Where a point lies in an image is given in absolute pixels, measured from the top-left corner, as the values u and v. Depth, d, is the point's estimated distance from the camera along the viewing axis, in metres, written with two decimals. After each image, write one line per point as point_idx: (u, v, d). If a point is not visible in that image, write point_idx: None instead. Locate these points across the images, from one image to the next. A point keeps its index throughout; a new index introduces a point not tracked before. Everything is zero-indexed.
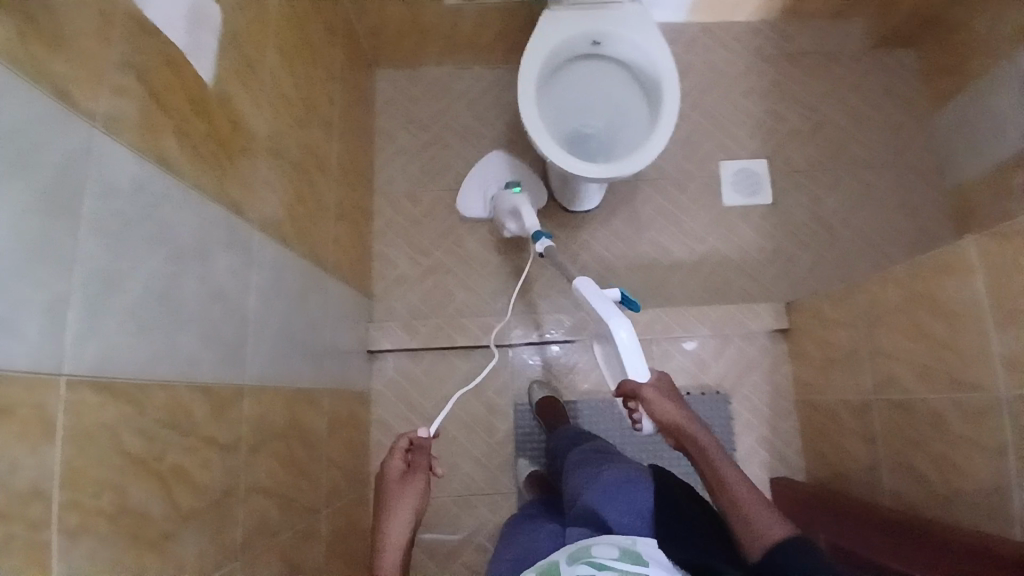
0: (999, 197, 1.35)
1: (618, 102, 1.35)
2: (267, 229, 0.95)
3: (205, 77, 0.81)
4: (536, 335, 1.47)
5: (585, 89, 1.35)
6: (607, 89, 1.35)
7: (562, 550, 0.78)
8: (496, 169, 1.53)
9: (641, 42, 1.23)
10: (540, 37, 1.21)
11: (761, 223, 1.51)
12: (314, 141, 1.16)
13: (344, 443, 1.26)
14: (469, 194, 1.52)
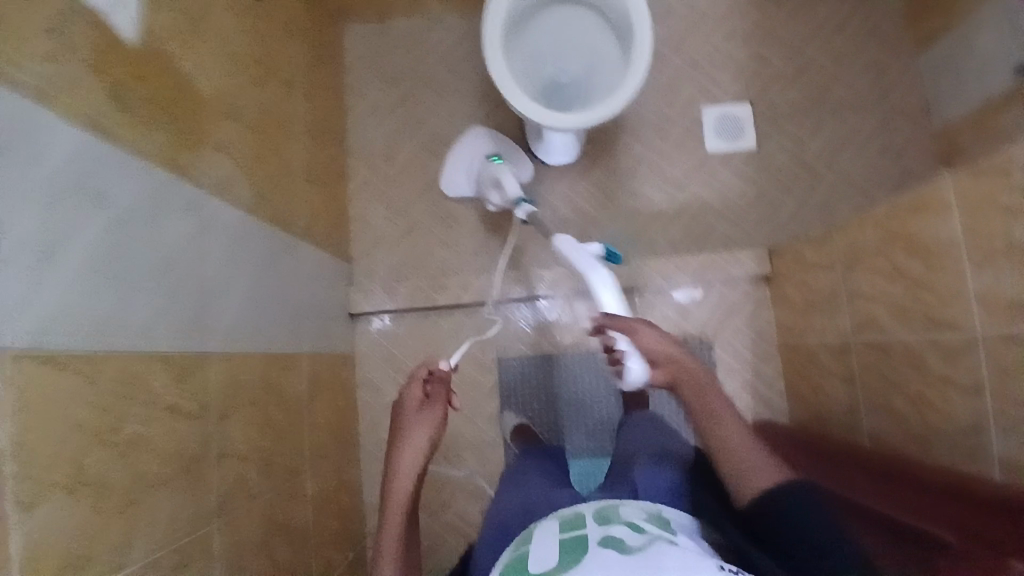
0: (981, 137, 1.35)
1: (593, 47, 1.31)
2: (222, 194, 0.94)
3: (126, 34, 0.75)
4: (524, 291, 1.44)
5: (558, 35, 1.31)
6: (581, 34, 1.30)
7: (590, 508, 0.86)
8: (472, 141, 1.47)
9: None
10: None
11: (743, 171, 1.50)
12: (272, 101, 1.13)
13: (329, 405, 1.25)
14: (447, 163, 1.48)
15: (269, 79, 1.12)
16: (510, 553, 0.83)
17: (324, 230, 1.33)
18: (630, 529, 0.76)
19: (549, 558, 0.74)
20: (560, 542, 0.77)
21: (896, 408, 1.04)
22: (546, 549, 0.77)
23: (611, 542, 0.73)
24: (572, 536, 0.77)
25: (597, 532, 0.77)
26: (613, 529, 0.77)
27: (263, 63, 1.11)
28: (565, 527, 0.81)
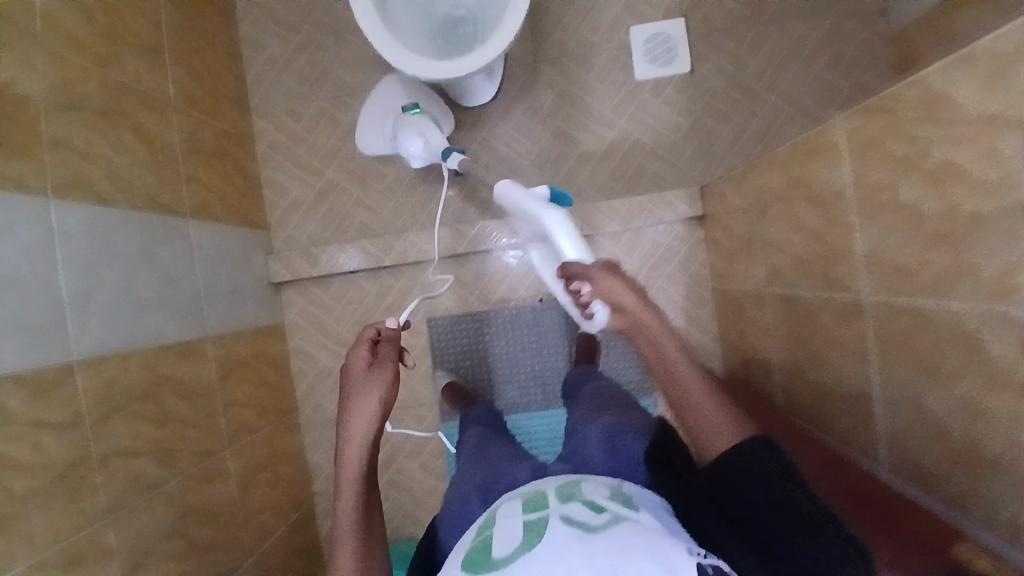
0: (939, 39, 1.19)
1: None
2: (70, 193, 0.89)
3: None
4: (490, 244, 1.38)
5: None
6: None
7: (551, 483, 0.72)
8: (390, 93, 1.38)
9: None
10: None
11: (675, 99, 1.37)
12: (132, 76, 1.05)
13: (251, 382, 1.26)
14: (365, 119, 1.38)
15: (122, 53, 1.04)
16: (468, 538, 0.69)
17: (227, 203, 1.28)
18: (594, 508, 0.63)
19: (511, 544, 0.60)
20: (523, 525, 0.62)
21: (802, 364, 0.99)
22: (506, 536, 0.62)
23: (575, 522, 0.60)
24: (533, 514, 0.63)
25: (561, 510, 0.63)
26: (576, 507, 0.63)
27: (111, 36, 1.02)
28: (527, 506, 0.66)
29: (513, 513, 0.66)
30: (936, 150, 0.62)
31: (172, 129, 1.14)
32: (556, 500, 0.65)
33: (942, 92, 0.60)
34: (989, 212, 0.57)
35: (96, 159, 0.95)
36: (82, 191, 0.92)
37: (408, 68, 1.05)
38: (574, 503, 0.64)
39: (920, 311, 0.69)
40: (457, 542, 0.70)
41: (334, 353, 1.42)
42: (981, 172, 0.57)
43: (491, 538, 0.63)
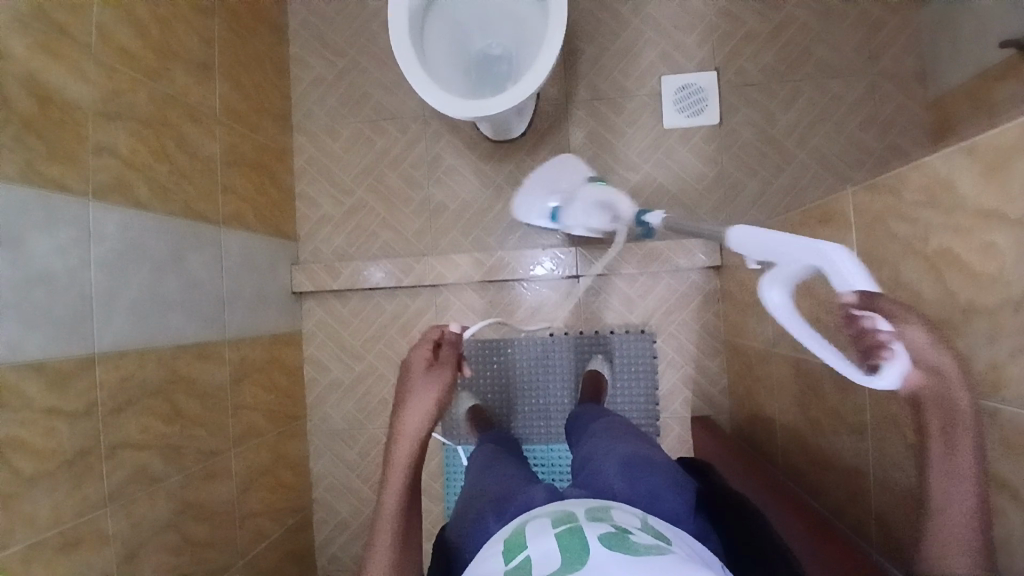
0: (973, 106, 1.16)
1: (520, 16, 1.21)
2: (108, 197, 0.96)
3: None
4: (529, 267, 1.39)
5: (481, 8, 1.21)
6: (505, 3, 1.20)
7: (577, 505, 0.73)
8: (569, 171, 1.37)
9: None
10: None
11: (704, 148, 1.39)
12: (182, 89, 1.13)
13: (262, 386, 1.30)
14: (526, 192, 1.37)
15: (175, 68, 1.11)
16: (494, 552, 0.67)
17: (259, 213, 1.34)
18: (630, 533, 0.65)
19: (549, 560, 0.60)
20: (560, 543, 0.62)
21: (802, 430, 0.98)
22: (543, 551, 0.62)
23: (617, 543, 0.61)
24: (568, 531, 0.64)
25: (596, 528, 0.64)
26: (609, 530, 0.65)
27: (168, 52, 1.10)
28: (557, 524, 0.67)
29: (544, 531, 0.66)
30: (934, 235, 0.62)
31: (214, 141, 1.21)
32: (588, 519, 0.67)
33: (942, 177, 0.60)
34: (982, 304, 0.57)
35: (139, 166, 1.02)
36: (118, 195, 0.98)
37: (439, 105, 1.08)
38: (609, 526, 0.65)
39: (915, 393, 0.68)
40: (480, 553, 0.69)
41: (346, 366, 1.45)
42: (975, 262, 0.57)
43: (527, 552, 0.63)
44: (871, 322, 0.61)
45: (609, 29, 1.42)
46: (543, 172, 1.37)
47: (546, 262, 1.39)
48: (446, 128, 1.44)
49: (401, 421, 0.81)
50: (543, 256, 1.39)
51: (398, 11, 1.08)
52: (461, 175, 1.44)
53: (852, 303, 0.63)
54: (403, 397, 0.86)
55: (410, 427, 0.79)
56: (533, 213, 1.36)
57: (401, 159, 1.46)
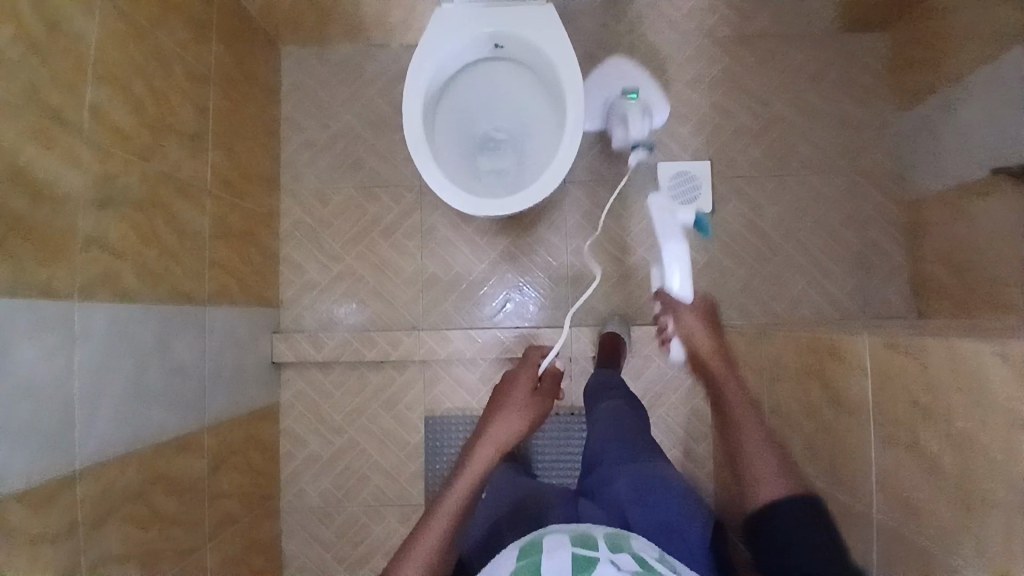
0: (953, 218, 1.24)
1: (525, 101, 1.20)
2: (97, 292, 0.88)
3: None
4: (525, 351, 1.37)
5: (482, 94, 1.20)
6: (508, 89, 1.20)
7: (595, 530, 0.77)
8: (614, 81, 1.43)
9: (529, 32, 1.08)
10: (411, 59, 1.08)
11: (695, 235, 1.42)
12: (174, 166, 1.06)
13: (239, 466, 1.23)
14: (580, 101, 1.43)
15: (170, 146, 1.05)
16: (508, 556, 0.71)
17: (244, 283, 1.28)
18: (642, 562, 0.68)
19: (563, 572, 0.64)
20: (576, 560, 0.66)
21: None
22: (556, 561, 0.67)
23: None
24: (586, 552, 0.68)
25: (613, 560, 0.67)
26: (623, 558, 0.68)
27: (163, 127, 1.03)
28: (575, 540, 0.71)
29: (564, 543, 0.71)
30: (958, 415, 0.66)
31: (203, 216, 1.14)
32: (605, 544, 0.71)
33: (971, 360, 0.64)
34: (1007, 495, 0.59)
35: (129, 251, 0.96)
36: (107, 288, 0.91)
37: (464, 208, 1.07)
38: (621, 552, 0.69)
39: (927, 548, 0.71)
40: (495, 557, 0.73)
41: (326, 440, 1.39)
42: (999, 449, 0.61)
43: (542, 559, 0.67)
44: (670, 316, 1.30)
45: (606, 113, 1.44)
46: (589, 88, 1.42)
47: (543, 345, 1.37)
48: (441, 199, 1.42)
49: (492, 429, 0.99)
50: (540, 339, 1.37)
51: (409, 112, 1.07)
52: (455, 247, 1.42)
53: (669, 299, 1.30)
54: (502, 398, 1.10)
55: (497, 436, 0.98)
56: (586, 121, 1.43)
57: (392, 228, 1.42)
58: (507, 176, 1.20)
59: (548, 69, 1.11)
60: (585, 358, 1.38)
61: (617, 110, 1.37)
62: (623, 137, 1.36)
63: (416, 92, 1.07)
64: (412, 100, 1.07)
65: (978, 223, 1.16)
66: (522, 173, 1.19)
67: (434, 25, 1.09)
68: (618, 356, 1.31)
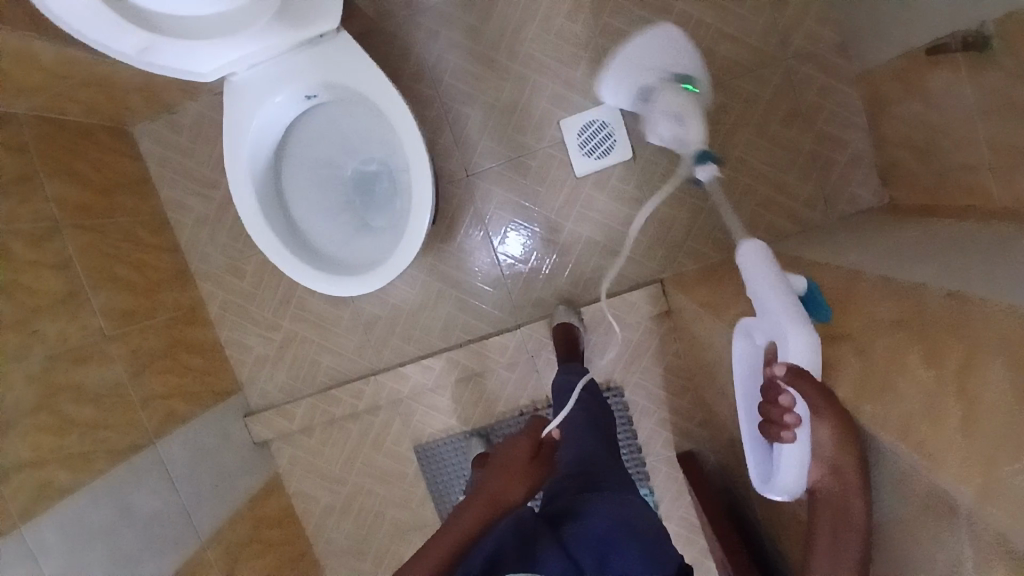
0: (910, 96, 1.07)
1: (347, 124, 1.07)
2: (33, 507, 0.92)
3: None
4: (482, 363, 1.35)
5: (322, 151, 1.09)
6: (323, 130, 1.07)
7: None
8: (661, 46, 1.16)
9: (286, 80, 0.95)
10: (241, 218, 0.97)
11: (625, 189, 1.28)
12: (58, 339, 1.03)
13: (255, 555, 1.30)
14: (615, 72, 1.16)
15: (44, 322, 1.02)
16: None
17: (189, 392, 1.27)
18: None
19: None
20: None
21: (778, 515, 0.98)
22: None
23: None
24: None
25: None
26: None
27: (28, 312, 0.99)
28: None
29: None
30: None
31: (115, 364, 1.13)
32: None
33: None
34: None
35: (44, 447, 0.96)
36: (40, 498, 0.93)
37: (398, 270, 0.97)
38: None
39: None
40: None
41: (332, 492, 1.45)
42: None
43: None
44: (789, 401, 0.71)
45: (491, 86, 1.27)
46: (641, 44, 1.15)
47: (497, 355, 1.35)
48: None
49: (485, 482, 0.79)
50: (494, 348, 1.34)
51: (258, 230, 0.98)
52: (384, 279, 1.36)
53: (780, 374, 0.72)
54: (498, 462, 0.83)
55: (490, 496, 0.77)
56: (619, 93, 1.17)
57: None
58: (398, 195, 1.10)
59: (329, 88, 0.97)
60: (548, 353, 1.34)
61: (666, 104, 1.09)
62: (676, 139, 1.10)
63: (249, 201, 0.97)
64: (252, 219, 0.97)
65: (945, 104, 0.99)
66: (405, 182, 1.08)
67: (233, 108, 0.96)
68: (573, 348, 1.25)
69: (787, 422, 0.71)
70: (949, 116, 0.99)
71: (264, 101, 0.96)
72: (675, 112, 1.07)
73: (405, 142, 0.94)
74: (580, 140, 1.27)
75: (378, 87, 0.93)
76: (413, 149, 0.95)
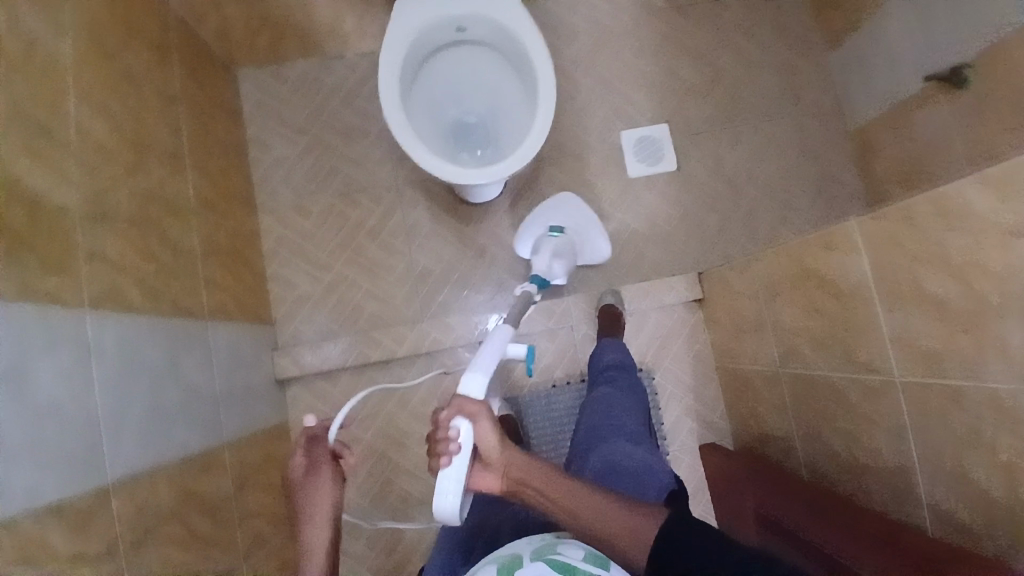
0: (899, 134, 1.37)
1: (465, 70, 1.25)
2: (106, 305, 0.88)
3: None
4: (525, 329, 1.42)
5: (442, 87, 1.25)
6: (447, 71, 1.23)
7: (524, 548, 0.76)
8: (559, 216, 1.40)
9: (443, 6, 1.12)
10: (381, 104, 1.09)
11: (667, 193, 1.49)
12: (159, 181, 1.06)
13: (261, 487, 1.19)
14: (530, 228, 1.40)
15: (153, 161, 1.05)
16: None
17: (241, 303, 1.27)
18: (561, 568, 0.69)
19: None
20: None
21: (824, 436, 1.06)
22: None
23: None
24: None
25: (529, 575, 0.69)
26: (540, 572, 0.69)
27: (144, 146, 1.04)
28: (585, 556, 0.73)
29: (577, 555, 0.73)
30: (953, 251, 0.72)
31: (193, 233, 1.14)
32: (591, 567, 0.70)
33: (955, 204, 0.71)
34: (1014, 307, 0.65)
35: (129, 262, 0.95)
36: (112, 302, 0.90)
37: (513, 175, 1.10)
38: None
39: (951, 388, 0.77)
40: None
41: None
42: (1004, 266, 0.66)
43: None
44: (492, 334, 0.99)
45: (565, 91, 1.52)
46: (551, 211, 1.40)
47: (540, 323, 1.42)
48: (421, 195, 1.47)
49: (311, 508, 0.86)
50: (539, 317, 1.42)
51: (396, 117, 1.10)
52: (442, 239, 1.45)
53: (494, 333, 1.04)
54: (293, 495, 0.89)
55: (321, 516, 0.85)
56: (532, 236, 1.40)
57: (378, 232, 1.45)
58: (498, 141, 1.28)
59: (473, 23, 1.16)
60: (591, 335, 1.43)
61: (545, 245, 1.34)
62: (546, 272, 1.33)
63: (392, 92, 1.10)
64: (393, 107, 1.10)
65: (928, 131, 1.28)
66: (506, 125, 1.26)
67: (398, 15, 1.12)
68: (619, 322, 1.33)
69: (443, 451, 0.75)
70: (925, 143, 1.29)
71: (421, 18, 1.12)
72: (554, 251, 1.33)
73: (539, 72, 1.12)
74: (637, 145, 1.50)
75: (524, 25, 1.13)
76: (544, 76, 1.13)
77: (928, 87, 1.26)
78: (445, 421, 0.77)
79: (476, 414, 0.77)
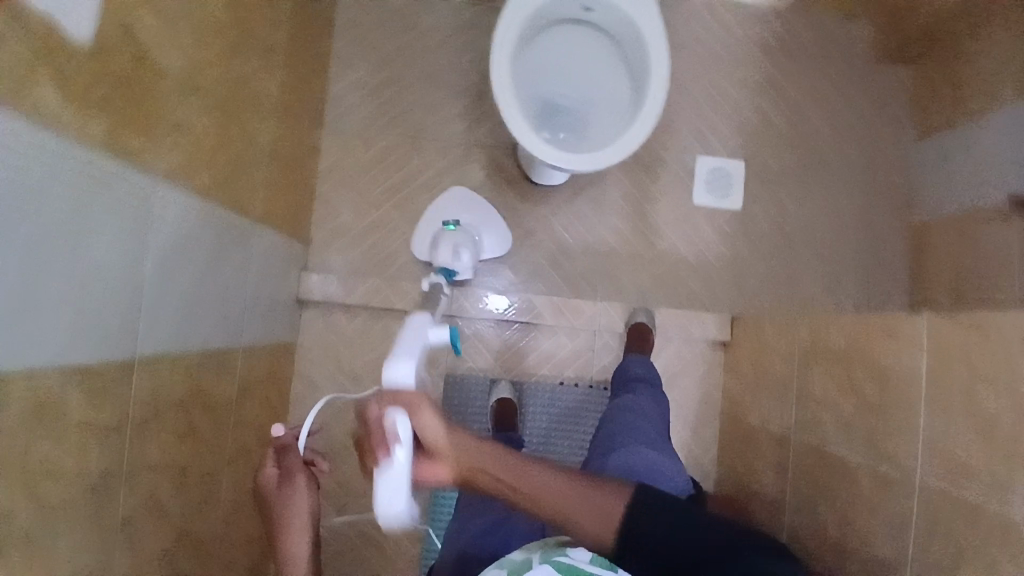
0: (961, 242, 1.37)
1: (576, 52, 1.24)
2: (177, 181, 0.85)
3: (73, 34, 0.61)
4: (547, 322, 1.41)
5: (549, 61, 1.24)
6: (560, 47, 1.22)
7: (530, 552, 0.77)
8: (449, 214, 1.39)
9: None
10: (490, 55, 1.08)
11: (724, 230, 1.49)
12: (251, 71, 1.03)
13: (259, 400, 1.18)
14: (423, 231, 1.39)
15: (251, 50, 1.02)
16: None
17: (287, 218, 1.25)
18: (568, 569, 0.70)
19: None
20: None
21: (818, 510, 1.08)
22: None
23: None
24: None
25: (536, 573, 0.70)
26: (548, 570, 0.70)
27: (247, 31, 1.00)
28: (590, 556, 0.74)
29: (583, 555, 0.74)
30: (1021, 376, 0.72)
31: (265, 132, 1.11)
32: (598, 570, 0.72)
33: None
34: None
35: (207, 144, 0.92)
36: (183, 179, 0.87)
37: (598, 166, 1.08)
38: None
39: (974, 505, 0.78)
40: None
41: (340, 387, 1.36)
42: None
43: None
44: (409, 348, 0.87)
45: None
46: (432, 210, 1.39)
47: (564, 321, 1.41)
48: (487, 161, 1.45)
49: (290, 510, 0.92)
50: (565, 314, 1.41)
51: (500, 73, 1.09)
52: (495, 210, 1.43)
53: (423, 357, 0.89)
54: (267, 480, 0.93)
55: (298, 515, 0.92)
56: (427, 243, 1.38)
57: (434, 184, 1.43)
58: (587, 132, 1.25)
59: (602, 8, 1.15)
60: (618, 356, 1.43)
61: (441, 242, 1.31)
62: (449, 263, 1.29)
63: (504, 48, 1.09)
64: (500, 61, 1.09)
65: (992, 248, 1.29)
66: (601, 122, 1.25)
67: None
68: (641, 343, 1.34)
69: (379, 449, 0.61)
70: (986, 258, 1.30)
71: None
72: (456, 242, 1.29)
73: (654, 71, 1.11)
74: (708, 176, 1.49)
75: (651, 30, 1.12)
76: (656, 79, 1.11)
77: (1007, 205, 1.27)
78: (377, 416, 0.62)
79: (416, 406, 0.62)
